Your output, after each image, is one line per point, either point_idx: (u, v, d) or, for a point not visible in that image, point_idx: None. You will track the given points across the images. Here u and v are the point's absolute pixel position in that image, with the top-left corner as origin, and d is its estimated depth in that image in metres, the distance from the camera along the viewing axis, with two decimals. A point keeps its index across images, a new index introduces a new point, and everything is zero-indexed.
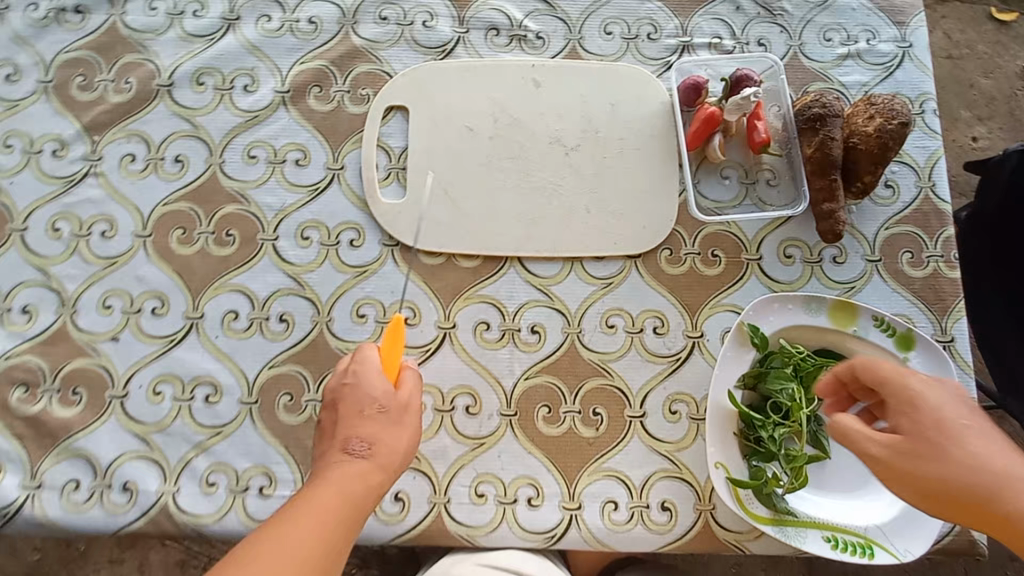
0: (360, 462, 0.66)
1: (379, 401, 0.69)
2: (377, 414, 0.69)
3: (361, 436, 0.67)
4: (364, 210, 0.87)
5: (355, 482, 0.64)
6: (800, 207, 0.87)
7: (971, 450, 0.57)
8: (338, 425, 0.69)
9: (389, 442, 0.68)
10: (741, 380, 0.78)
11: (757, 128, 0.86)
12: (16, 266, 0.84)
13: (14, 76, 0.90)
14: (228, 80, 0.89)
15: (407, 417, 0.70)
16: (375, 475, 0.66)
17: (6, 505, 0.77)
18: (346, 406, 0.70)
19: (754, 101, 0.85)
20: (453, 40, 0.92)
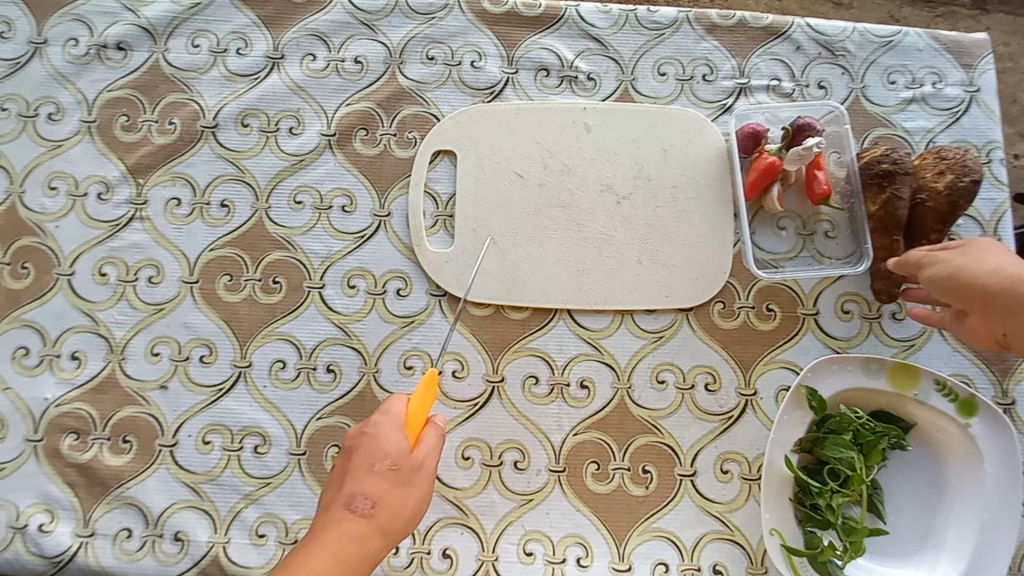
0: (361, 524, 0.63)
1: (392, 459, 0.66)
2: (386, 473, 0.65)
3: (365, 495, 0.64)
4: (412, 258, 0.86)
5: (352, 546, 0.62)
6: (862, 264, 0.85)
7: (999, 255, 0.71)
8: (347, 477, 0.66)
9: (393, 507, 0.65)
10: (797, 444, 0.77)
11: (818, 178, 0.83)
12: (64, 311, 0.84)
13: (56, 115, 0.89)
14: (273, 122, 0.89)
15: (417, 481, 0.66)
16: (373, 540, 0.63)
17: (59, 553, 0.77)
18: (359, 455, 0.66)
19: (816, 152, 0.81)
20: (502, 82, 0.90)
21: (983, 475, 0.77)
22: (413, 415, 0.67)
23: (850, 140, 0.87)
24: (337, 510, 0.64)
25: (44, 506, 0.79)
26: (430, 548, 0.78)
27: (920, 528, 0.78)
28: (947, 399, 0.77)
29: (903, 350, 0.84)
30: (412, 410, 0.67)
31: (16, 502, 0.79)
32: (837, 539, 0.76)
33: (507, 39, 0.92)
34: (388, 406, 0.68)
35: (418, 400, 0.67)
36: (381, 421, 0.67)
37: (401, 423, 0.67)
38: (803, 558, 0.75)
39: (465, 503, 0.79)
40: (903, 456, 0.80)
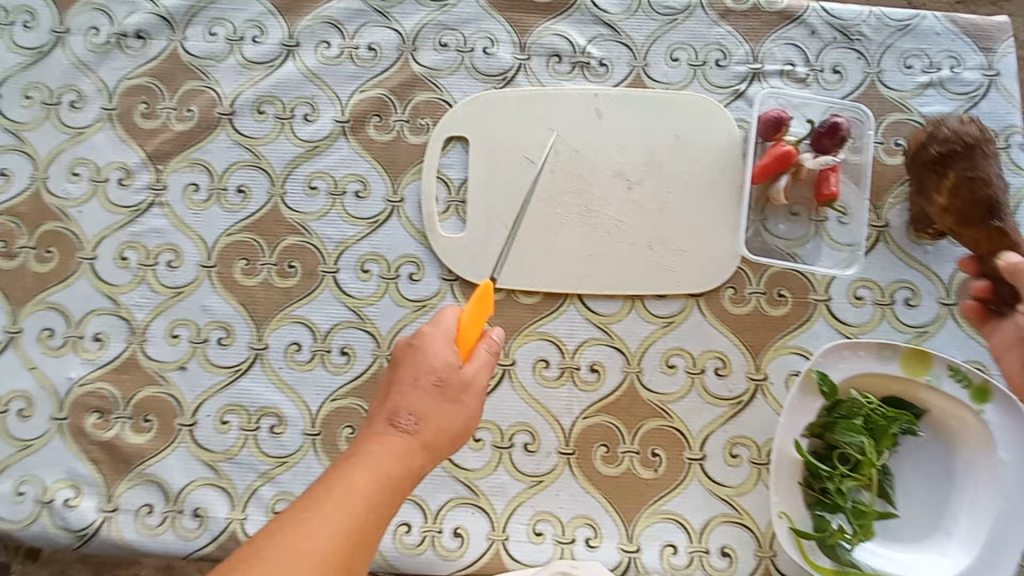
0: (407, 438, 0.60)
1: (439, 373, 0.63)
2: (433, 387, 0.62)
3: (411, 409, 0.61)
4: (424, 244, 0.87)
5: (397, 459, 0.59)
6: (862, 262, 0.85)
7: None
8: (392, 390, 0.63)
9: (440, 422, 0.62)
10: (808, 429, 0.77)
11: (832, 178, 0.82)
12: (87, 294, 0.86)
13: (78, 103, 0.91)
14: (288, 108, 0.90)
15: (465, 398, 0.63)
16: (419, 455, 0.60)
17: (84, 527, 0.80)
18: (405, 368, 0.64)
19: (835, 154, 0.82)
20: (514, 68, 0.91)
21: (997, 462, 0.76)
22: (464, 328, 0.65)
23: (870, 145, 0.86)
24: (382, 423, 0.62)
25: (69, 482, 0.81)
26: (441, 527, 0.80)
27: (929, 513, 0.78)
28: (960, 385, 0.77)
29: (917, 336, 0.83)
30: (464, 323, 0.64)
31: (43, 477, 0.82)
32: (846, 523, 0.76)
33: (519, 25, 0.92)
34: (438, 321, 0.65)
35: (471, 314, 0.65)
36: (430, 334, 0.64)
37: (451, 337, 0.64)
38: (812, 541, 0.75)
39: (476, 484, 0.81)
40: (915, 443, 0.79)
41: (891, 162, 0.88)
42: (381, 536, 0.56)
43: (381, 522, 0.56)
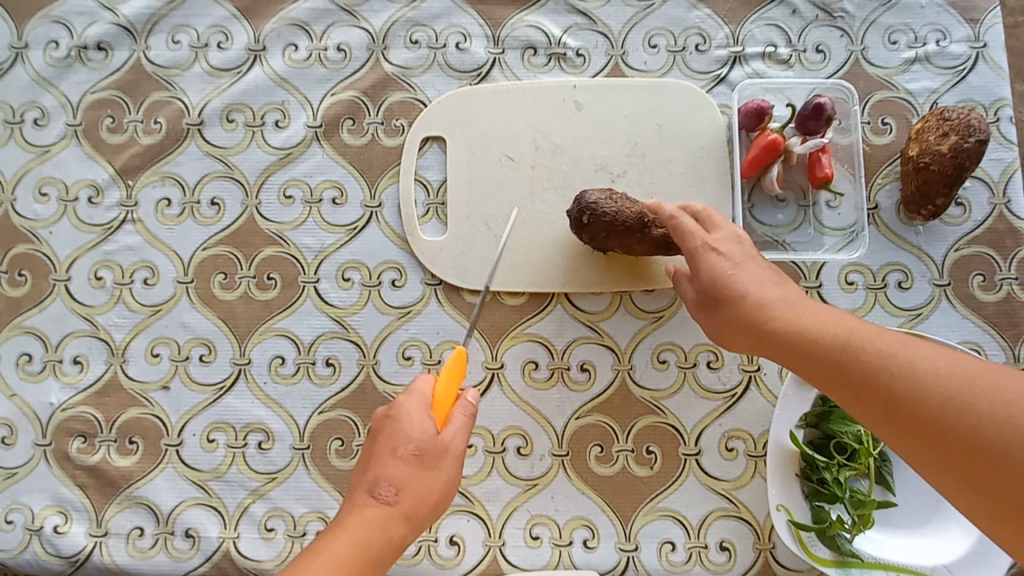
0: (386, 511, 0.60)
1: (416, 443, 0.61)
2: (410, 458, 0.61)
3: (389, 480, 0.61)
4: (406, 248, 0.85)
5: (374, 533, 0.59)
6: (857, 250, 0.83)
7: None
8: (372, 459, 0.63)
9: (419, 492, 0.61)
10: (803, 419, 0.76)
11: (822, 161, 0.81)
12: (63, 316, 0.84)
13: (41, 120, 0.88)
14: (259, 116, 0.87)
15: (444, 464, 0.62)
16: (396, 526, 0.60)
17: (75, 553, 0.79)
18: (384, 437, 0.63)
19: (821, 135, 0.81)
20: (489, 62, 0.88)
21: None
22: (440, 394, 0.63)
23: (857, 120, 0.84)
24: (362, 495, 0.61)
25: (57, 508, 0.80)
26: (437, 535, 0.79)
27: (928, 498, 0.77)
28: None
29: (911, 320, 0.82)
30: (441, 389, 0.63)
31: (30, 505, 0.80)
32: (845, 513, 0.75)
33: (492, 18, 0.89)
34: (416, 386, 0.64)
35: (444, 377, 0.63)
36: (405, 401, 0.63)
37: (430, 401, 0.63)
38: (811, 532, 0.74)
39: (470, 491, 0.80)
40: None
41: (879, 142, 0.86)
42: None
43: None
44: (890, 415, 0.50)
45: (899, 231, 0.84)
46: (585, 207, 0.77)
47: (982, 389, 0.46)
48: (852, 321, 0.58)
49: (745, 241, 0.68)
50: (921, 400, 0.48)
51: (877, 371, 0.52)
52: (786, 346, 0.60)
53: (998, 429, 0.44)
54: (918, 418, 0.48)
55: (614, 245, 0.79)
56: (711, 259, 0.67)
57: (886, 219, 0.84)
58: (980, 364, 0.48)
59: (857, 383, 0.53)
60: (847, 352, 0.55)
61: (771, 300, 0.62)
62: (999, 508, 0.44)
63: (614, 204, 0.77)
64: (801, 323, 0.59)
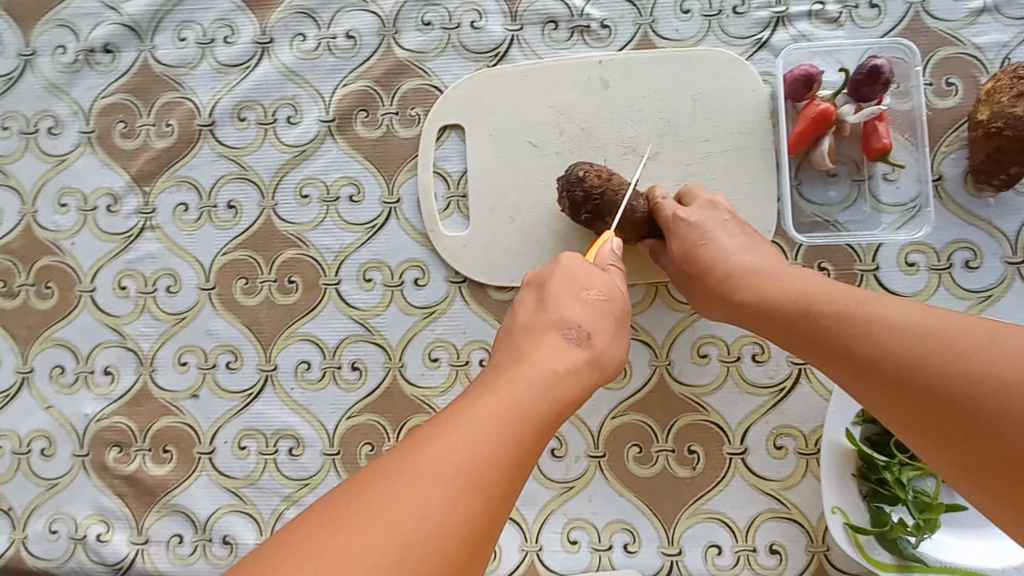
0: (573, 347, 0.57)
1: (600, 289, 0.62)
2: (596, 303, 0.61)
3: (577, 321, 0.59)
4: (427, 245, 0.81)
5: (568, 368, 0.55)
6: (921, 228, 0.75)
7: None
8: (547, 305, 0.60)
9: (606, 339, 0.59)
10: (860, 416, 0.70)
11: (879, 131, 0.73)
12: (91, 327, 0.84)
13: (56, 129, 0.87)
14: (270, 112, 0.84)
15: (621, 320, 0.62)
16: (587, 370, 0.57)
17: (119, 561, 0.80)
18: (559, 288, 0.61)
19: (878, 101, 0.74)
20: (506, 41, 0.82)
21: None
22: (596, 254, 0.66)
23: (918, 78, 0.76)
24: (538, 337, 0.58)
25: (100, 517, 0.81)
26: None
27: None
28: None
29: (980, 302, 0.74)
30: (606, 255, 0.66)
31: (74, 514, 0.82)
32: (908, 516, 0.70)
33: None
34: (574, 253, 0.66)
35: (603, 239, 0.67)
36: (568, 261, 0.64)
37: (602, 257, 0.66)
38: (870, 536, 0.69)
39: None
40: None
41: (942, 106, 0.77)
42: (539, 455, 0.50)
43: (544, 439, 0.51)
44: (858, 377, 0.50)
45: (965, 205, 0.76)
46: (585, 168, 0.72)
47: (938, 339, 0.46)
48: (827, 284, 0.57)
49: (715, 212, 0.68)
50: (886, 361, 0.48)
51: (842, 334, 0.52)
52: (759, 316, 0.60)
53: (960, 382, 0.43)
54: (884, 378, 0.48)
55: (608, 215, 0.72)
56: (682, 229, 0.68)
57: (951, 192, 0.76)
58: (938, 318, 0.47)
59: (822, 347, 0.53)
60: (819, 317, 0.54)
61: (739, 267, 0.63)
62: (972, 468, 0.43)
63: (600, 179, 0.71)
64: (772, 293, 0.60)
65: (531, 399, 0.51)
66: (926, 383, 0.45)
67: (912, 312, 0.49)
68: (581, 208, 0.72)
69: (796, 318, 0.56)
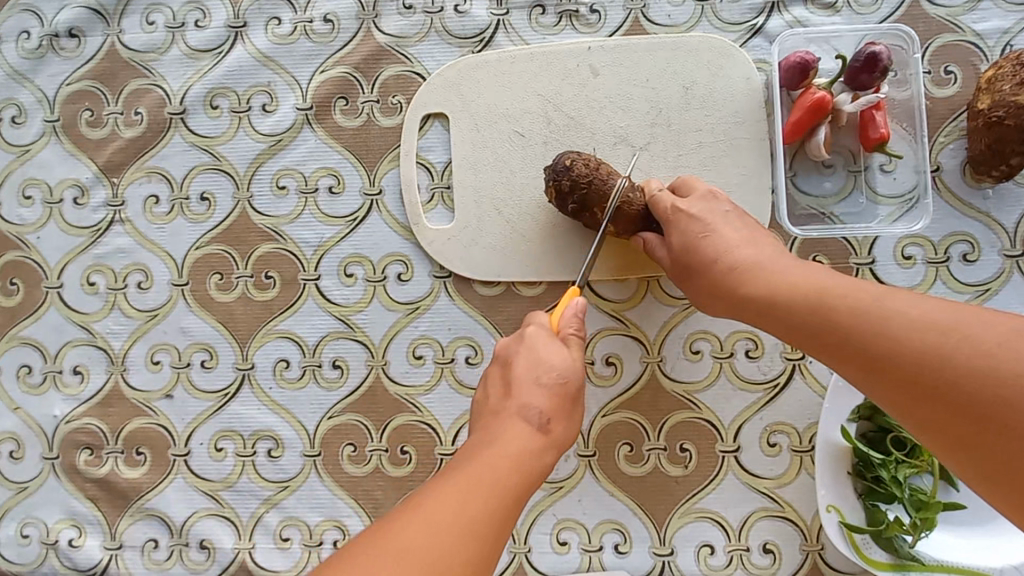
0: (533, 429, 0.57)
1: (559, 371, 0.60)
2: (554, 387, 0.59)
3: (536, 406, 0.58)
4: (410, 239, 0.78)
5: (527, 455, 0.55)
6: (919, 220, 0.73)
7: None
8: (508, 389, 0.60)
9: (563, 423, 0.59)
10: (856, 412, 0.69)
11: (876, 121, 0.71)
12: (59, 326, 0.81)
13: (18, 118, 0.83)
14: (244, 100, 0.80)
15: (578, 400, 0.61)
16: (545, 454, 0.56)
17: (92, 566, 0.78)
18: (516, 369, 0.60)
19: (875, 91, 0.71)
20: (492, 26, 0.79)
21: None
22: (560, 318, 0.62)
23: (916, 67, 0.74)
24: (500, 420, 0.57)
25: (71, 522, 0.79)
26: None
27: None
28: None
29: (978, 296, 0.72)
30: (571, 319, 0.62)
31: (45, 519, 0.79)
32: (904, 514, 0.68)
33: None
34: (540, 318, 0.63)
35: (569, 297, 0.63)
36: (533, 331, 0.62)
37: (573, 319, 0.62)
38: (866, 535, 0.67)
39: None
40: None
41: (941, 95, 0.75)
42: (493, 561, 0.47)
43: (502, 529, 0.49)
44: (869, 375, 0.47)
45: (963, 196, 0.74)
46: (571, 156, 0.69)
47: (954, 335, 0.43)
48: (833, 277, 0.54)
49: (714, 208, 0.66)
50: (901, 356, 0.45)
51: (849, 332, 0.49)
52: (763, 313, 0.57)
53: (982, 382, 0.40)
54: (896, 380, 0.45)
55: (596, 204, 0.69)
56: (683, 222, 0.65)
57: (949, 183, 0.74)
58: (953, 315, 0.44)
59: (830, 342, 0.50)
60: (827, 314, 0.51)
61: (744, 260, 0.60)
62: (997, 477, 0.40)
63: (589, 167, 0.69)
64: (777, 286, 0.57)
65: (490, 494, 0.50)
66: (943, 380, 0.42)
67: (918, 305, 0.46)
68: (568, 197, 0.69)
69: (802, 312, 0.53)
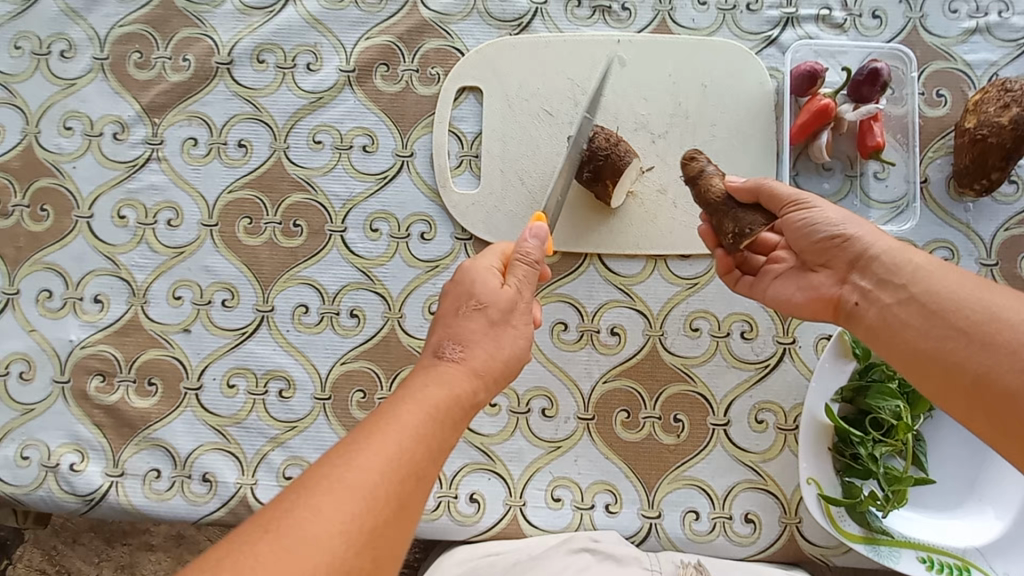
0: (449, 372, 0.55)
1: (482, 299, 0.58)
2: (477, 314, 0.58)
3: (456, 338, 0.57)
4: (436, 201, 0.82)
5: (444, 388, 0.53)
6: (908, 223, 0.80)
7: None
8: (434, 325, 0.59)
9: (490, 351, 0.57)
10: (839, 393, 0.73)
11: (873, 130, 0.78)
12: (85, 254, 0.83)
13: (68, 53, 0.87)
14: (290, 57, 0.85)
15: (512, 322, 0.59)
16: (466, 385, 0.54)
17: (91, 492, 0.78)
18: (450, 300, 0.60)
19: (876, 103, 0.78)
20: (530, 13, 0.85)
21: None
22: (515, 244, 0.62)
23: (913, 84, 0.81)
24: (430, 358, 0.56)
25: (74, 446, 0.79)
26: (457, 493, 0.77)
27: (963, 481, 0.74)
28: None
29: None
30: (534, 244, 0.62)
31: (47, 441, 0.79)
32: (878, 490, 0.73)
33: None
34: (486, 254, 0.63)
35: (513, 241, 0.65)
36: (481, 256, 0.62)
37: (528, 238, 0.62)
38: (841, 508, 0.72)
39: (492, 449, 0.78)
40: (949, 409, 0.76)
41: (932, 114, 0.83)
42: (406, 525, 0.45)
43: (415, 485, 0.46)
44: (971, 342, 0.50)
45: (947, 206, 0.81)
46: (595, 130, 0.75)
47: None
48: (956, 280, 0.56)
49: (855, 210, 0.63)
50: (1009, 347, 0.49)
51: (951, 304, 0.53)
52: (881, 258, 0.58)
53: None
54: (941, 360, 0.52)
55: (609, 177, 0.75)
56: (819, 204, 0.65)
57: (935, 194, 0.81)
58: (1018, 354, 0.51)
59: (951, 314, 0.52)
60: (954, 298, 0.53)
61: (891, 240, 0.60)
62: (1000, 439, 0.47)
63: (608, 143, 0.74)
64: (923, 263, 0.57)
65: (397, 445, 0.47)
66: (1009, 383, 0.47)
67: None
68: (584, 166, 0.75)
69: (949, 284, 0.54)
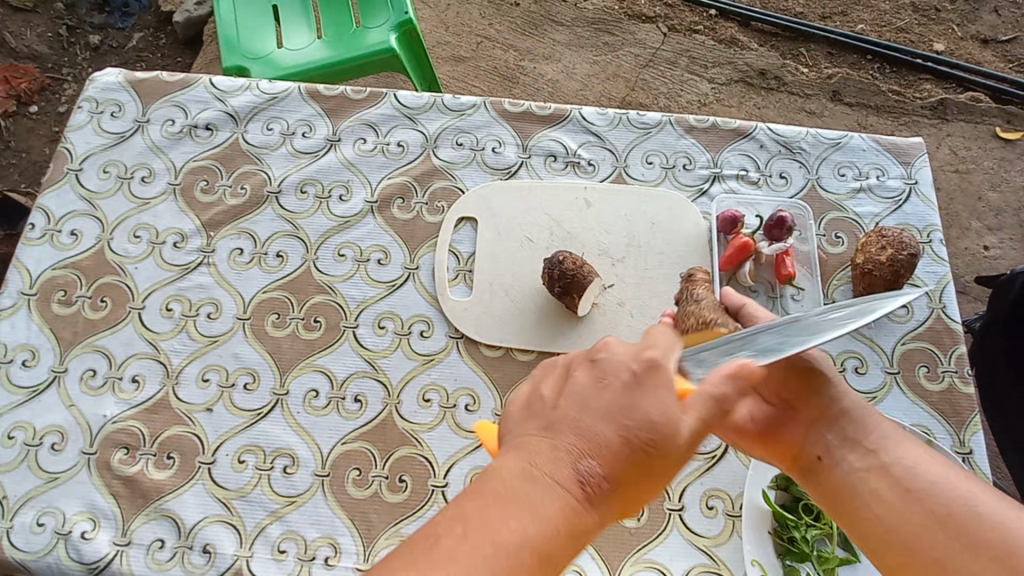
0: (577, 492, 0.53)
1: (646, 427, 0.53)
2: (634, 440, 0.53)
3: (600, 463, 0.53)
4: (435, 305, 1.00)
5: (567, 511, 0.52)
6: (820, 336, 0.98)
7: None
8: (581, 412, 0.55)
9: (627, 489, 0.54)
10: (775, 480, 0.86)
11: (785, 262, 0.99)
12: (132, 339, 0.97)
13: (148, 178, 1.09)
14: (327, 190, 1.07)
15: (661, 472, 0.54)
16: (588, 512, 0.53)
17: (97, 560, 0.83)
18: (610, 395, 0.55)
19: (783, 244, 1.00)
20: (517, 164, 1.09)
21: None
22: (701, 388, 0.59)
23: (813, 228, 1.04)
24: (566, 451, 0.54)
25: (88, 515, 0.86)
26: None
27: None
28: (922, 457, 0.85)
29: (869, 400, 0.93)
30: (716, 383, 0.57)
31: (64, 509, 0.86)
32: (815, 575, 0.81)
33: (523, 131, 1.12)
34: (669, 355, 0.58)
35: (688, 383, 0.64)
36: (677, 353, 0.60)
37: (724, 372, 0.58)
38: None
39: None
40: None
41: (833, 251, 1.04)
42: None
43: None
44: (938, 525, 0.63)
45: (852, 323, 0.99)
46: (564, 255, 0.95)
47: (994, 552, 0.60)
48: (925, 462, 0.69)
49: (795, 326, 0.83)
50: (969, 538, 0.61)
51: (922, 488, 0.66)
52: (850, 422, 0.73)
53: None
54: (907, 536, 0.64)
55: (575, 292, 0.94)
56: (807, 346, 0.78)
57: None
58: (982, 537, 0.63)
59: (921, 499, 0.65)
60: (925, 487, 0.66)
61: (864, 412, 0.74)
62: None
63: (574, 265, 0.94)
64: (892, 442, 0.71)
65: (509, 551, 0.50)
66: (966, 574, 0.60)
67: (998, 501, 0.64)
68: (556, 282, 0.94)
69: (916, 470, 0.68)
